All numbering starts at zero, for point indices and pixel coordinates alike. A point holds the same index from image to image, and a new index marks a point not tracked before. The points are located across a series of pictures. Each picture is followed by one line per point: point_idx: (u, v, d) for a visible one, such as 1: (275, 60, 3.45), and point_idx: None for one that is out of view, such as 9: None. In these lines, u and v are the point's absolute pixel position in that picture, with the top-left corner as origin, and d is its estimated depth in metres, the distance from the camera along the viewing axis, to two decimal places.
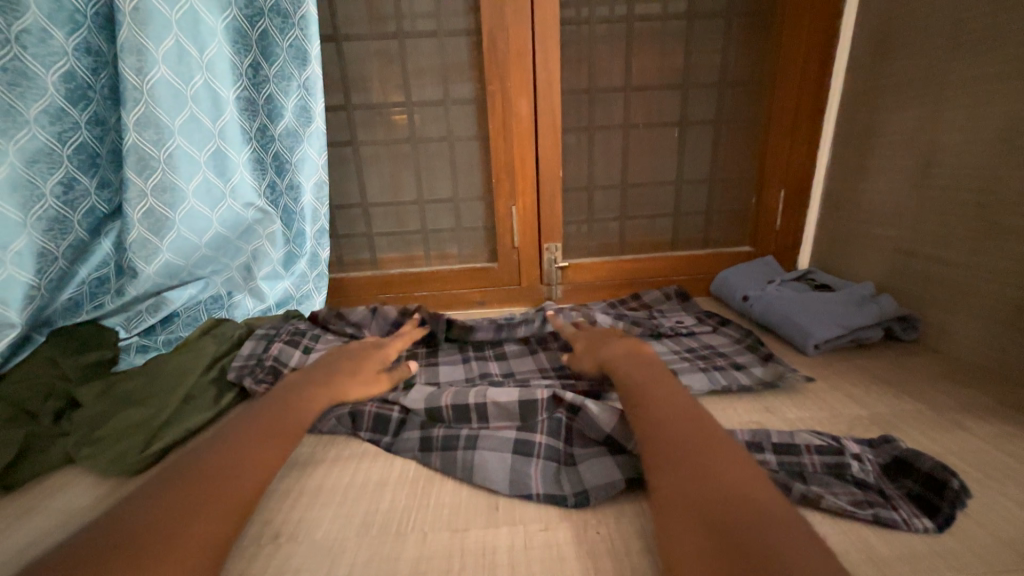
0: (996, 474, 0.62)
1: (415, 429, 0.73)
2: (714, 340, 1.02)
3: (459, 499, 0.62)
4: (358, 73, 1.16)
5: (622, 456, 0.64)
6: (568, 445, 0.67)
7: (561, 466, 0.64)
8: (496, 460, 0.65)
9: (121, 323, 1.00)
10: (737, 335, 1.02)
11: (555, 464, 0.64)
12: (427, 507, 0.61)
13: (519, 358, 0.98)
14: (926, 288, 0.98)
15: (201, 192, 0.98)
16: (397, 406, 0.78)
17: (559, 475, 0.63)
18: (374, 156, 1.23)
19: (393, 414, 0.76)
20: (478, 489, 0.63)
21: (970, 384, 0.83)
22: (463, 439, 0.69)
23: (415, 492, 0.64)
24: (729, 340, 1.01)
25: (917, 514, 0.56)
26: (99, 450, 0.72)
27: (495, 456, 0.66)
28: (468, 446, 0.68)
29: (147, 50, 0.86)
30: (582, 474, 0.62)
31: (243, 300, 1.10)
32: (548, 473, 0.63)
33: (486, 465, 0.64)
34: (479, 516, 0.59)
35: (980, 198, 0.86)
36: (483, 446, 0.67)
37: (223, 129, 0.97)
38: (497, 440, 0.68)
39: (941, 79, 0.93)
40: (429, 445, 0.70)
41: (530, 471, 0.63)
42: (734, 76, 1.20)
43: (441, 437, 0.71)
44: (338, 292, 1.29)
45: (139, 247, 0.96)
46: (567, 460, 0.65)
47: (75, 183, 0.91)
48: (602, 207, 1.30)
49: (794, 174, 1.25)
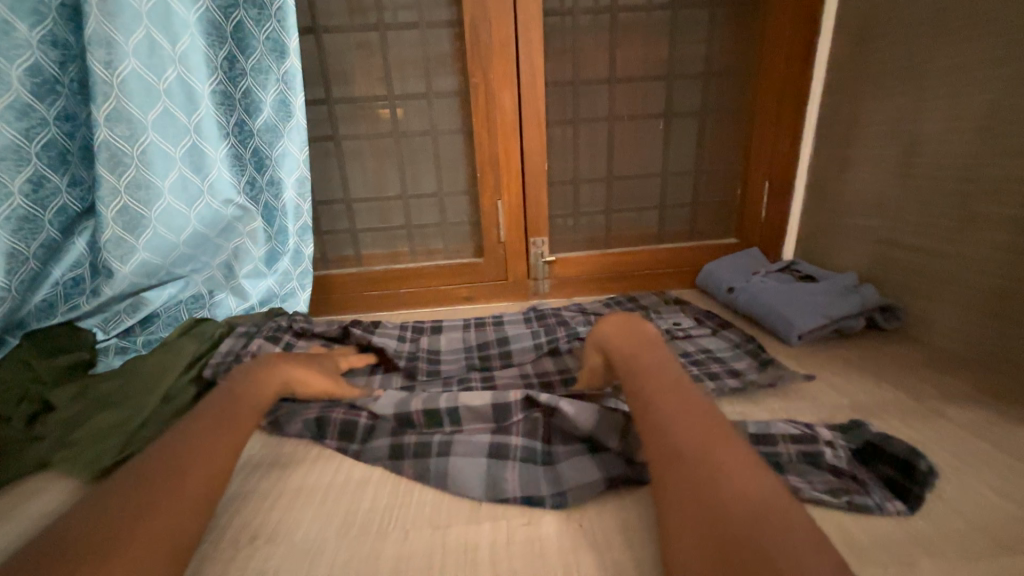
0: (973, 460, 0.63)
1: (385, 436, 0.71)
2: (709, 342, 0.99)
3: (440, 498, 0.61)
4: (339, 66, 1.14)
5: (600, 454, 0.64)
6: (546, 446, 0.66)
7: (540, 467, 0.63)
8: (469, 465, 0.64)
9: (98, 324, 0.98)
10: (734, 338, 0.99)
11: (533, 465, 0.64)
12: (410, 505, 0.60)
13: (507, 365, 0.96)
14: (907, 278, 0.99)
15: (177, 188, 0.96)
16: (366, 412, 0.75)
17: (538, 477, 0.62)
18: (357, 150, 1.22)
19: (361, 418, 0.74)
20: None
21: (949, 372, 0.84)
22: (436, 447, 0.68)
23: (397, 491, 0.63)
24: (724, 343, 0.98)
25: (889, 498, 0.57)
26: (73, 455, 0.70)
27: (468, 461, 0.64)
28: (441, 454, 0.66)
29: (117, 42, 0.84)
30: (562, 474, 0.61)
31: (224, 300, 1.07)
32: (527, 474, 0.62)
33: (459, 471, 0.63)
34: (460, 513, 0.59)
35: (960, 187, 0.87)
36: (457, 452, 0.66)
37: (199, 125, 0.94)
38: (472, 444, 0.67)
39: (922, 69, 0.94)
40: (402, 450, 0.68)
41: (507, 473, 0.62)
42: (718, 67, 1.20)
43: (414, 443, 0.69)
44: (322, 289, 1.27)
45: (114, 246, 0.94)
46: (547, 459, 0.65)
47: (45, 181, 0.88)
48: (588, 200, 1.30)
49: (779, 165, 1.25)
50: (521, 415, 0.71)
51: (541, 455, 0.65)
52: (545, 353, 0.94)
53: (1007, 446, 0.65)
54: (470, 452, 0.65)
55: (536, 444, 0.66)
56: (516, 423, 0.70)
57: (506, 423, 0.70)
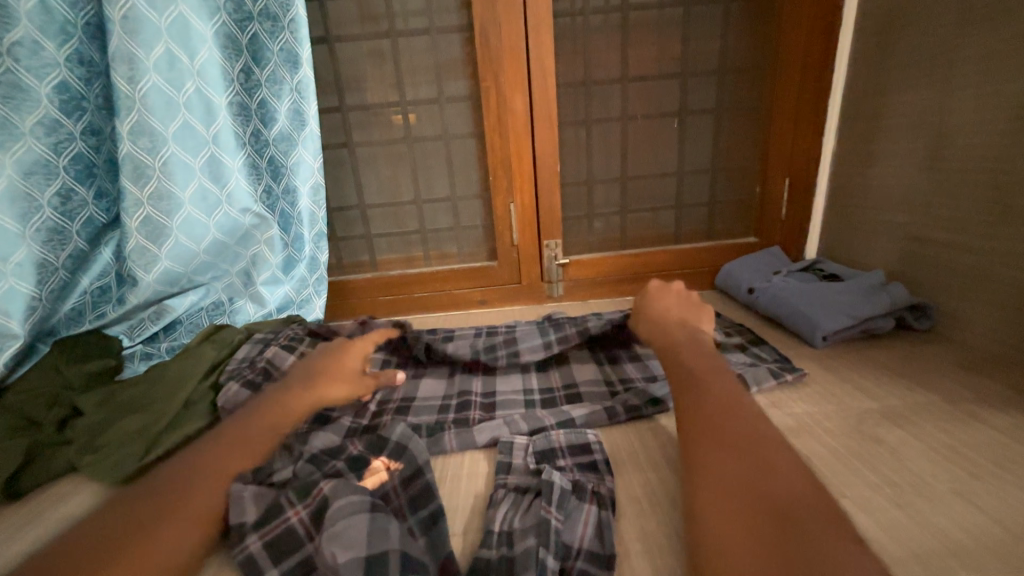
0: (1013, 466, 0.59)
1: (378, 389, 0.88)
2: (737, 359, 0.88)
3: (455, 493, 0.64)
4: (352, 73, 1.16)
5: (572, 500, 0.57)
6: (566, 520, 0.55)
7: (527, 496, 0.59)
8: (499, 515, 0.57)
9: (124, 330, 1.01)
10: (766, 358, 0.88)
11: (520, 505, 0.58)
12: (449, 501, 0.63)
13: (509, 381, 0.89)
14: (937, 275, 0.94)
15: (197, 198, 0.98)
16: (297, 504, 0.57)
17: (563, 402, 0.82)
18: (371, 157, 1.23)
19: (287, 514, 0.56)
20: (473, 490, 0.65)
21: (982, 372, 0.80)
22: (478, 392, 0.86)
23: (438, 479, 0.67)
24: (749, 361, 0.86)
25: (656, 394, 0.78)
26: (98, 460, 0.72)
27: (487, 419, 0.77)
28: (506, 549, 0.53)
29: (139, 58, 0.86)
30: (553, 381, 0.88)
31: (244, 307, 1.10)
32: (594, 547, 0.53)
33: (505, 400, 0.83)
34: (469, 514, 0.61)
35: (995, 179, 0.82)
36: (524, 545, 0.51)
37: (217, 135, 0.96)
38: (444, 382, 0.91)
39: (950, 57, 0.90)
40: (446, 559, 0.51)
41: (497, 382, 0.89)
42: (735, 63, 1.17)
43: (452, 396, 0.86)
44: (338, 294, 1.29)
45: (138, 255, 0.96)
46: (593, 487, 0.60)
47: (72, 193, 0.91)
48: (603, 201, 1.29)
49: (799, 161, 1.21)
50: (505, 479, 0.63)
51: (600, 521, 0.55)
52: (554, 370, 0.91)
53: None
54: (436, 394, 0.87)
55: (580, 490, 0.59)
56: (502, 484, 0.62)
57: (507, 471, 0.64)
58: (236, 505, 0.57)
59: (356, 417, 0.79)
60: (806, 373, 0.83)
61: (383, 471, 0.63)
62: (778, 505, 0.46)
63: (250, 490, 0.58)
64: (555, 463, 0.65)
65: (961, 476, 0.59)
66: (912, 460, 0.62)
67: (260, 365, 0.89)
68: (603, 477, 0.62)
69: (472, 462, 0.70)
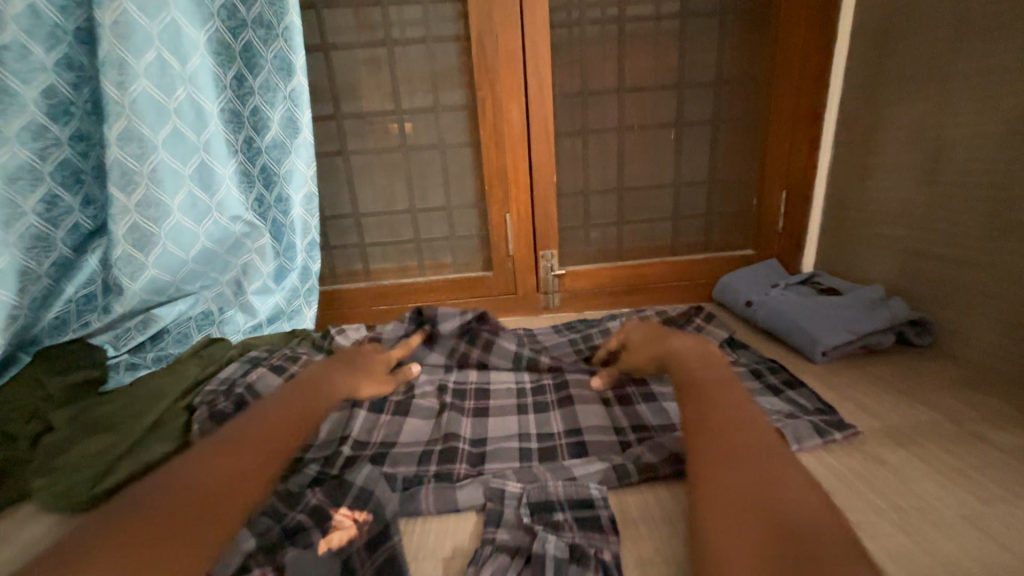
0: (1019, 489, 0.58)
1: (355, 431, 0.80)
2: (771, 407, 0.77)
3: (438, 550, 0.58)
4: (347, 81, 1.15)
5: (574, 568, 0.51)
6: None
7: (516, 564, 0.53)
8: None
9: (110, 339, 0.97)
10: (805, 407, 0.76)
11: (509, 572, 0.52)
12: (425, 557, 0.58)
13: (503, 420, 0.84)
14: (936, 291, 0.93)
15: (186, 205, 0.96)
16: (265, 564, 0.54)
17: (565, 453, 0.74)
18: (367, 166, 1.22)
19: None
20: (463, 538, 0.60)
21: (986, 390, 0.78)
22: (466, 438, 0.79)
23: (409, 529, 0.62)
24: (786, 412, 0.75)
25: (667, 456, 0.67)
26: (52, 484, 0.69)
27: (472, 478, 0.68)
28: None
29: (129, 63, 0.85)
30: (553, 426, 0.81)
31: (234, 316, 1.08)
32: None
33: (497, 449, 0.76)
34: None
35: (995, 194, 0.82)
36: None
37: (208, 142, 0.95)
38: (431, 421, 0.83)
39: (946, 73, 0.90)
40: None
41: (488, 427, 0.82)
42: (731, 75, 1.17)
43: (437, 441, 0.78)
44: (332, 304, 1.27)
45: (124, 263, 0.94)
46: (596, 552, 0.53)
47: (57, 200, 0.89)
48: (599, 212, 1.27)
49: (795, 174, 1.21)
50: (492, 535, 0.57)
51: None
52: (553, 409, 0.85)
53: None
54: (418, 439, 0.79)
55: (580, 557, 0.52)
56: (490, 539, 0.56)
57: (496, 526, 0.58)
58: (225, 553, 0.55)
59: (324, 467, 0.72)
60: (857, 432, 0.70)
61: (351, 525, 0.59)
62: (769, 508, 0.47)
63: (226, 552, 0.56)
64: (552, 518, 0.58)
65: (968, 500, 0.57)
66: (917, 482, 0.61)
67: (235, 394, 0.84)
68: (600, 538, 0.56)
69: (459, 524, 0.62)
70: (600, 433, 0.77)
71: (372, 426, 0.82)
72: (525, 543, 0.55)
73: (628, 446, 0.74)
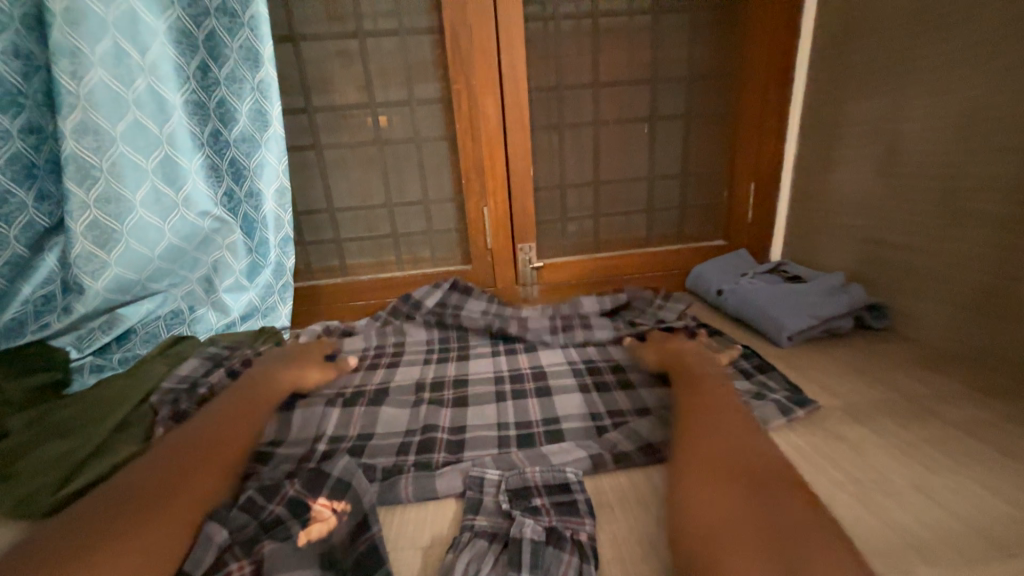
0: (965, 460, 0.62)
1: (331, 426, 0.79)
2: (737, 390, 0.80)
3: (417, 536, 0.59)
4: (319, 73, 1.12)
5: (551, 548, 0.53)
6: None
7: (494, 547, 0.54)
8: (461, 566, 0.52)
9: (71, 342, 0.94)
10: (767, 389, 0.79)
11: (487, 554, 0.53)
12: (405, 545, 0.58)
13: (481, 408, 0.85)
14: (892, 277, 0.98)
15: (150, 201, 0.93)
16: (242, 557, 0.53)
17: (543, 439, 0.76)
18: (340, 159, 1.19)
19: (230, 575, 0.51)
20: (443, 523, 0.61)
21: (937, 369, 0.83)
22: (446, 428, 0.79)
23: (387, 517, 0.63)
24: (752, 394, 0.78)
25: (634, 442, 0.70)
26: (10, 490, 0.66)
27: (451, 465, 0.69)
28: None
29: (83, 52, 0.81)
30: (531, 414, 0.82)
31: (205, 315, 1.05)
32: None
33: (476, 438, 0.77)
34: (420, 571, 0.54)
35: (945, 185, 0.86)
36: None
37: (171, 135, 0.91)
38: (409, 412, 0.84)
39: (900, 70, 0.94)
40: None
41: (468, 416, 0.83)
42: (702, 70, 1.20)
43: (415, 431, 0.78)
44: (309, 300, 1.25)
45: (84, 262, 0.91)
46: (572, 534, 0.55)
47: (8, 196, 0.85)
48: (576, 205, 1.29)
49: (763, 166, 1.25)
50: (472, 521, 0.57)
51: None
52: (531, 396, 0.87)
53: (1001, 444, 0.64)
54: (396, 430, 0.79)
55: (556, 539, 0.54)
56: (469, 526, 0.57)
57: (476, 512, 0.59)
58: (198, 547, 0.53)
59: (301, 461, 0.71)
60: (813, 410, 0.73)
61: (330, 517, 0.59)
62: (749, 477, 0.54)
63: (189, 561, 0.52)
64: (529, 503, 0.60)
65: (919, 471, 0.61)
66: (873, 456, 0.64)
67: (200, 393, 0.85)
68: (574, 519, 0.57)
69: (437, 510, 0.63)
70: (575, 420, 0.79)
71: (348, 420, 0.81)
72: (504, 528, 0.56)
73: (603, 430, 0.76)
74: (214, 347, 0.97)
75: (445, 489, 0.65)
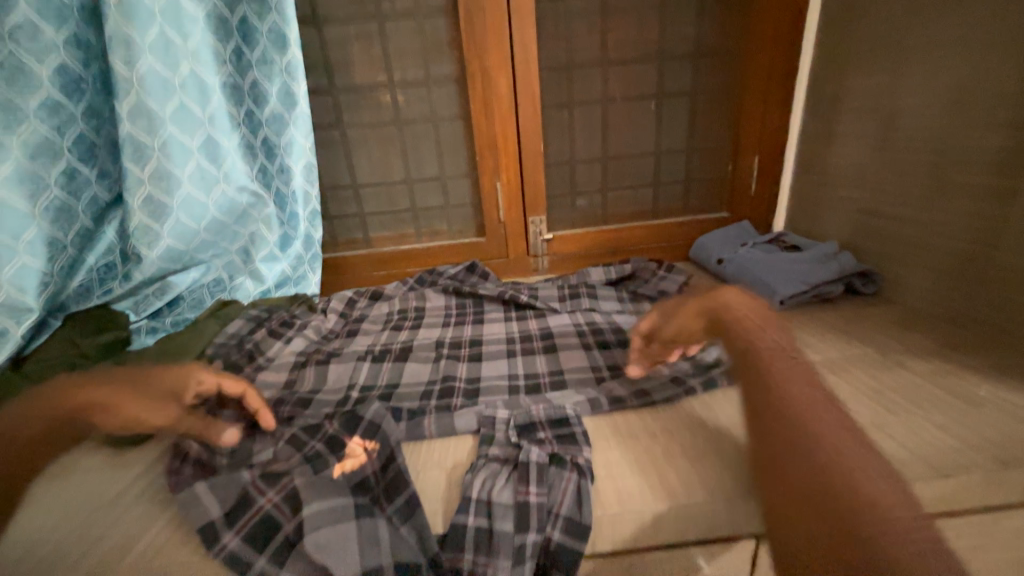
0: (924, 404, 0.69)
1: (363, 378, 0.90)
2: None
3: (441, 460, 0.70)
4: (340, 55, 1.19)
5: (553, 468, 0.63)
6: (551, 491, 0.61)
7: (504, 468, 0.65)
8: (476, 484, 0.62)
9: (130, 306, 1.06)
10: None
11: (499, 474, 0.64)
12: (432, 467, 0.69)
13: (494, 362, 0.96)
14: (883, 245, 1.04)
15: (195, 177, 1.03)
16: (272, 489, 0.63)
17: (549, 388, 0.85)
18: (362, 138, 1.27)
19: (259, 502, 0.62)
20: (460, 452, 0.72)
21: (916, 330, 0.89)
22: (463, 379, 0.90)
23: (413, 449, 0.73)
24: None
25: (626, 390, 0.79)
26: None
27: (468, 406, 0.79)
28: (485, 520, 0.59)
29: (134, 41, 0.89)
30: (539, 367, 0.92)
31: (244, 283, 1.15)
32: (573, 515, 0.58)
33: (491, 386, 0.87)
34: (439, 489, 0.65)
35: (937, 157, 0.90)
36: (501, 500, 0.60)
37: (213, 116, 1.01)
38: (431, 366, 0.94)
39: (900, 45, 0.97)
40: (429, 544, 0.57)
41: (484, 369, 0.93)
42: (709, 46, 1.22)
43: (437, 381, 0.89)
44: (335, 269, 1.36)
45: (142, 233, 1.01)
46: (572, 458, 0.65)
47: (77, 173, 0.95)
48: (585, 179, 1.35)
49: (766, 140, 1.29)
50: (486, 450, 0.67)
51: (580, 489, 0.61)
52: (540, 352, 0.97)
53: (962, 393, 0.71)
54: (419, 381, 0.90)
55: (559, 461, 0.64)
56: (484, 454, 0.67)
57: (489, 443, 0.69)
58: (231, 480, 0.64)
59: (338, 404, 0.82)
60: None
61: (362, 452, 0.69)
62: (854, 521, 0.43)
63: (204, 487, 0.63)
64: (536, 436, 0.70)
65: (882, 413, 0.69)
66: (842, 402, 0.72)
67: (246, 348, 0.97)
68: (571, 446, 0.67)
69: (457, 444, 0.73)
70: (576, 373, 0.89)
71: (378, 372, 0.92)
72: (513, 455, 0.67)
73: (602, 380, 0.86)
74: (254, 309, 1.09)
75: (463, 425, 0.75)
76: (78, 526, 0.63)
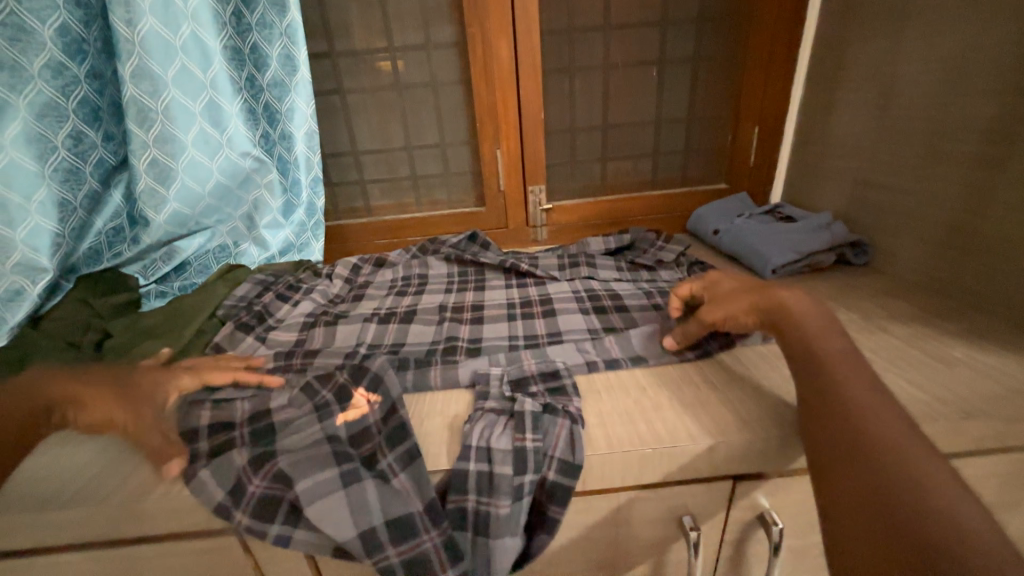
0: (900, 363, 0.73)
1: (368, 337, 0.94)
2: None
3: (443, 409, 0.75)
4: (339, 18, 1.18)
5: (547, 416, 0.67)
6: (545, 437, 0.65)
7: (502, 417, 0.69)
8: (476, 432, 0.66)
9: (139, 270, 1.09)
10: None
11: (497, 422, 0.68)
12: (435, 415, 0.74)
13: (495, 324, 1.00)
14: (876, 216, 1.05)
15: (199, 142, 1.04)
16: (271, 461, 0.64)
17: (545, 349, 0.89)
18: (362, 104, 1.27)
19: (251, 488, 0.63)
20: (461, 402, 0.76)
21: (900, 298, 0.93)
22: (464, 339, 0.94)
23: (416, 399, 0.78)
24: None
25: (620, 350, 0.83)
26: None
27: (470, 362, 0.83)
28: (485, 462, 0.64)
29: (134, 1, 0.89)
30: (537, 329, 0.96)
31: (248, 249, 1.19)
32: (566, 457, 0.63)
33: (490, 346, 0.91)
34: (441, 436, 0.69)
35: (932, 127, 0.91)
36: (499, 445, 0.64)
37: (214, 79, 1.01)
38: (433, 327, 0.98)
39: (903, 11, 0.96)
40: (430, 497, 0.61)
41: (484, 330, 0.97)
42: (713, 12, 1.21)
43: (439, 341, 0.93)
44: (338, 237, 1.38)
45: (148, 197, 1.03)
46: (564, 407, 0.69)
47: (83, 136, 0.96)
48: (585, 149, 1.35)
49: (767, 111, 1.28)
50: (484, 402, 0.71)
51: (572, 435, 0.65)
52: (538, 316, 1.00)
53: (938, 354, 0.74)
54: (422, 341, 0.94)
55: (553, 410, 0.68)
56: (481, 406, 0.71)
57: (486, 398, 0.73)
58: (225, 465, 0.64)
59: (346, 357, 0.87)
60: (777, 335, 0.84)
61: (365, 405, 0.72)
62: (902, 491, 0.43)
63: (207, 473, 0.64)
64: (530, 389, 0.74)
65: None
66: None
67: (256, 309, 1.00)
68: (565, 399, 0.71)
69: (457, 396, 0.78)
70: (573, 334, 0.92)
71: (382, 333, 0.96)
72: (509, 407, 0.71)
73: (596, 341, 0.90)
74: (259, 275, 1.12)
75: (467, 378, 0.80)
76: (94, 479, 0.66)
